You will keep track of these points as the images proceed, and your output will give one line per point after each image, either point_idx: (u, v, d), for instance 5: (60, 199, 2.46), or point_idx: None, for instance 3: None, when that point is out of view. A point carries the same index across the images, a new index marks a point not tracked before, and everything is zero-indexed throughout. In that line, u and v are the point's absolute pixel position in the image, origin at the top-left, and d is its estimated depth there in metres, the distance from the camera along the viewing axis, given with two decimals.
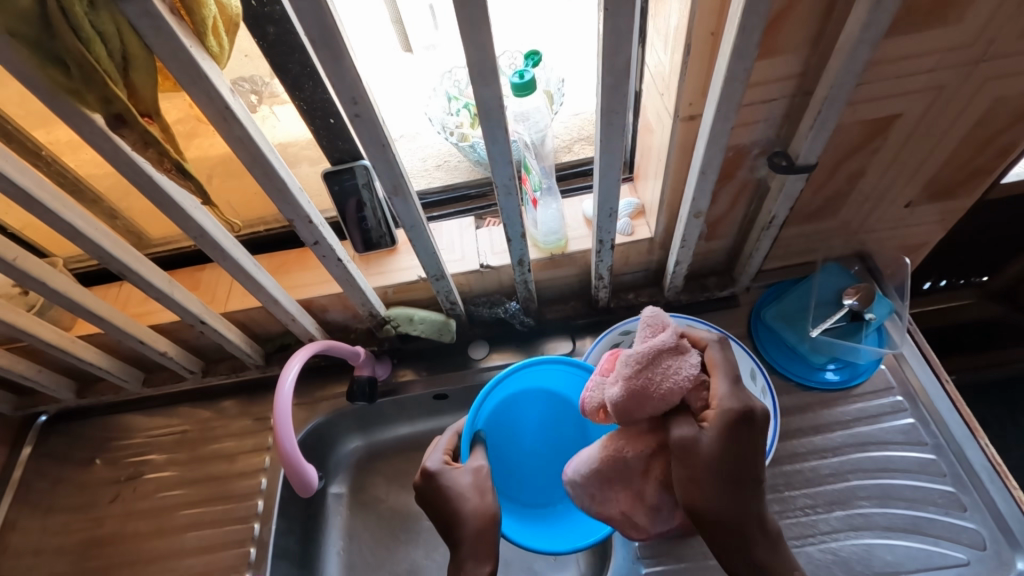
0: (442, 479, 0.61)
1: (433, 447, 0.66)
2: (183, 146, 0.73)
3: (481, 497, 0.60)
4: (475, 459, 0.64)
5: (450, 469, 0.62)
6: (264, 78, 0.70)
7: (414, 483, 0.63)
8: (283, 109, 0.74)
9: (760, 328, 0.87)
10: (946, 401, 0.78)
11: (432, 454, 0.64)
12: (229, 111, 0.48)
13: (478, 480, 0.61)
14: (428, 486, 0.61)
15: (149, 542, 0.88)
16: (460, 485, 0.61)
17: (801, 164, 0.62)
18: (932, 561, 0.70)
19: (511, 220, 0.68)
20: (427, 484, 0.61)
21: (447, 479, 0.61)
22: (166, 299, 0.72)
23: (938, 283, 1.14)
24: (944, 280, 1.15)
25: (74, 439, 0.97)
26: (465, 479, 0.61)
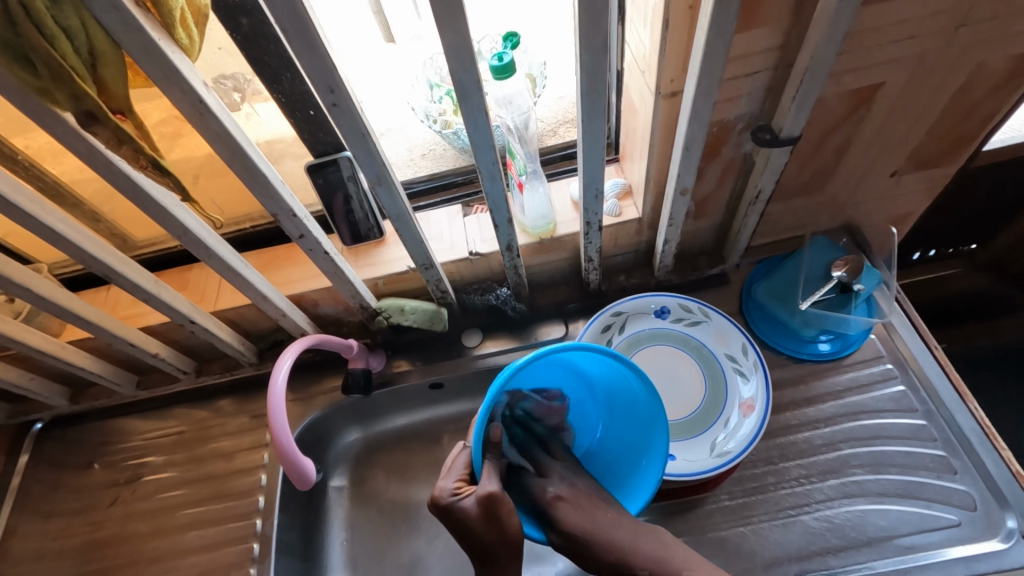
0: (453, 508, 0.60)
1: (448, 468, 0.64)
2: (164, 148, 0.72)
3: (493, 524, 0.59)
4: (484, 484, 0.60)
5: (458, 500, 0.60)
6: (246, 75, 0.69)
7: (427, 502, 0.63)
8: (264, 106, 0.73)
9: (751, 303, 0.88)
10: (935, 367, 0.79)
11: (445, 480, 0.63)
12: (204, 105, 0.47)
13: (486, 508, 0.59)
14: (445, 514, 0.61)
15: (151, 542, 0.88)
16: (471, 512, 0.60)
17: (785, 138, 0.62)
18: (924, 524, 0.70)
19: (497, 206, 0.67)
20: (443, 513, 0.61)
21: (456, 509, 0.60)
22: (154, 300, 0.72)
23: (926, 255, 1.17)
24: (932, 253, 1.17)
25: (71, 445, 0.97)
26: (473, 510, 0.59)
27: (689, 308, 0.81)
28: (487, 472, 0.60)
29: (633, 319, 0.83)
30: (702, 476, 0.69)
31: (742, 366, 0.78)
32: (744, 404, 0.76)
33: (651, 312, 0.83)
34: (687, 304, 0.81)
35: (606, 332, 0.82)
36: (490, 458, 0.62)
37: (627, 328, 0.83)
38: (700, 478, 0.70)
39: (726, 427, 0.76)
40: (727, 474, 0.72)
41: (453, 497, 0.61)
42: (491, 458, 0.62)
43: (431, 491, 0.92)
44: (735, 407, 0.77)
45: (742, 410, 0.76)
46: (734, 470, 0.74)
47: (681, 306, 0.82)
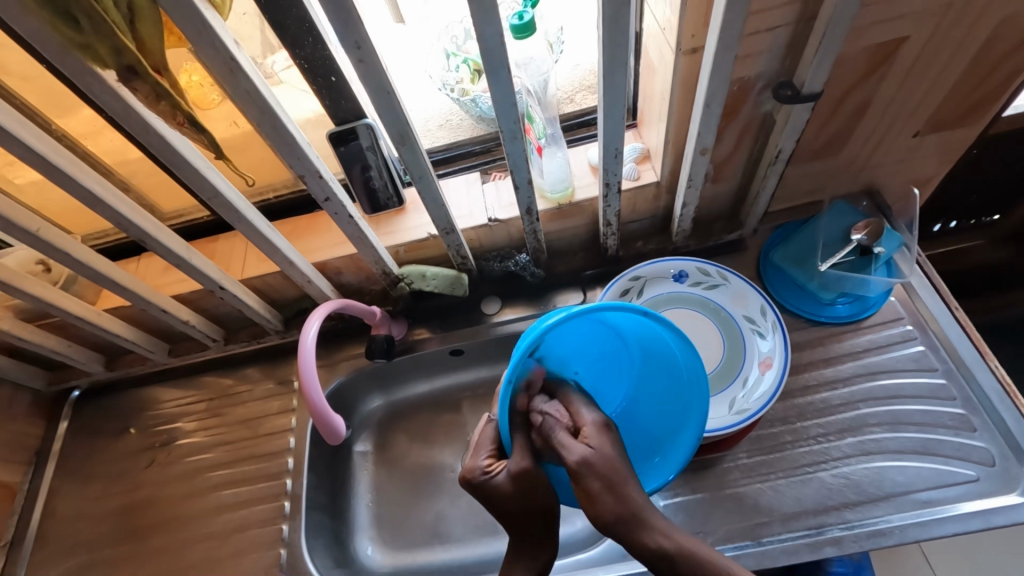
0: (485, 485, 0.58)
1: (476, 445, 0.63)
2: None
3: (529, 499, 0.56)
4: (515, 459, 0.56)
5: (489, 477, 0.58)
6: (259, 57, 0.73)
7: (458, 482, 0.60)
8: (280, 90, 0.77)
9: (769, 268, 0.89)
10: (956, 327, 0.79)
11: (476, 457, 0.61)
12: (236, 63, 0.48)
13: (519, 485, 0.56)
14: (477, 492, 0.59)
15: (187, 501, 0.92)
16: (504, 488, 0.57)
17: (806, 94, 0.62)
18: (942, 479, 0.71)
19: (519, 167, 0.67)
20: (474, 491, 0.59)
21: (489, 487, 0.58)
22: (185, 265, 0.74)
23: (947, 226, 1.17)
24: (954, 224, 1.18)
25: (108, 411, 1.01)
26: (505, 487, 0.56)
27: (707, 271, 0.82)
28: (517, 447, 0.57)
29: (651, 283, 0.84)
30: (723, 432, 0.71)
31: (760, 326, 0.79)
32: (762, 361, 0.77)
33: (670, 276, 0.84)
34: (705, 267, 0.81)
35: (624, 297, 0.83)
36: (519, 430, 0.57)
37: (646, 292, 0.84)
38: (721, 434, 0.72)
39: (744, 386, 0.77)
40: (747, 431, 0.73)
41: (485, 474, 0.58)
42: (520, 432, 0.57)
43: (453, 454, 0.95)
44: (754, 365, 0.78)
45: (761, 367, 0.77)
46: (751, 428, 0.76)
47: (699, 270, 0.82)
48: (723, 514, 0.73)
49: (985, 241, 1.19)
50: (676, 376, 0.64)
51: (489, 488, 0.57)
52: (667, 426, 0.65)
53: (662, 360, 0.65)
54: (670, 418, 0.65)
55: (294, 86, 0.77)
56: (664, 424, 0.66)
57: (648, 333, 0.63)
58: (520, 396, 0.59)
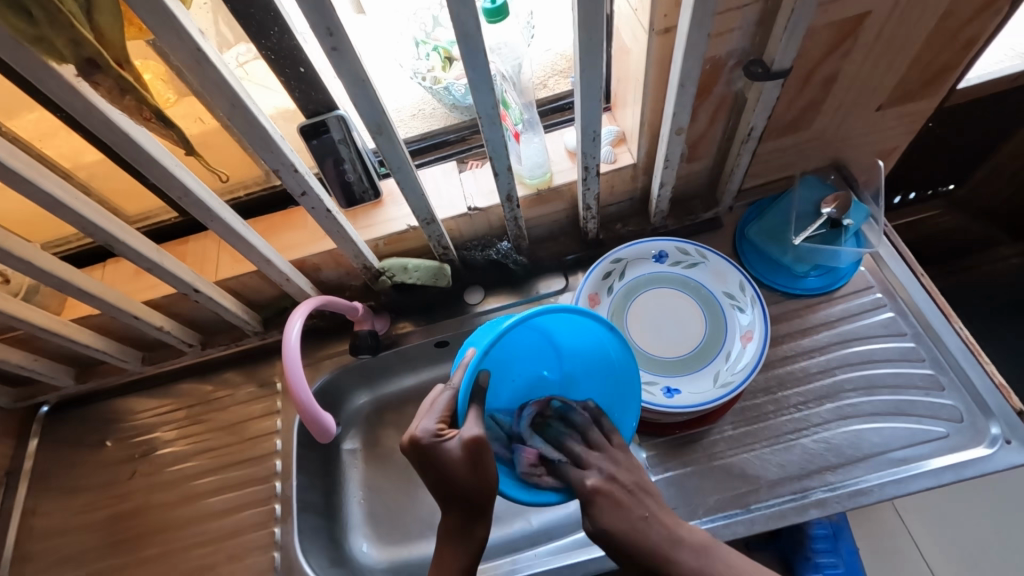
0: (436, 448, 0.56)
1: (426, 407, 0.60)
2: None
3: (476, 468, 0.56)
4: (471, 428, 0.57)
5: (441, 441, 0.56)
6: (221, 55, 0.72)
7: (401, 443, 0.59)
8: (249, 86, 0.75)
9: (744, 245, 0.91)
10: (922, 293, 0.82)
11: (425, 418, 0.58)
12: (202, 53, 0.47)
13: (472, 453, 0.56)
14: (420, 455, 0.57)
15: (172, 512, 0.90)
16: (454, 457, 0.56)
17: (777, 70, 0.64)
18: (915, 437, 0.74)
19: (498, 153, 0.67)
20: (418, 454, 0.57)
21: (439, 451, 0.56)
22: (157, 269, 0.71)
23: (908, 196, 1.26)
24: (914, 194, 1.27)
25: (81, 425, 0.97)
26: (457, 454, 0.56)
27: (686, 250, 0.83)
28: (474, 415, 0.58)
29: (632, 265, 0.85)
30: (709, 405, 0.72)
31: (739, 301, 0.81)
32: (744, 334, 0.79)
33: (650, 257, 0.85)
34: (684, 246, 0.83)
35: (607, 279, 0.84)
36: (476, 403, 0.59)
37: (628, 274, 0.85)
38: (707, 407, 0.74)
39: (727, 359, 0.79)
40: (731, 403, 0.75)
41: (436, 438, 0.56)
42: (475, 405, 0.59)
43: None
44: (736, 339, 0.80)
45: (742, 341, 0.79)
46: (735, 401, 0.78)
47: (679, 249, 0.84)
48: (712, 485, 0.75)
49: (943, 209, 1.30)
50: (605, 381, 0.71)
51: (437, 453, 0.56)
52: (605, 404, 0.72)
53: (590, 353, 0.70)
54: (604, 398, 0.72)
55: (258, 82, 0.75)
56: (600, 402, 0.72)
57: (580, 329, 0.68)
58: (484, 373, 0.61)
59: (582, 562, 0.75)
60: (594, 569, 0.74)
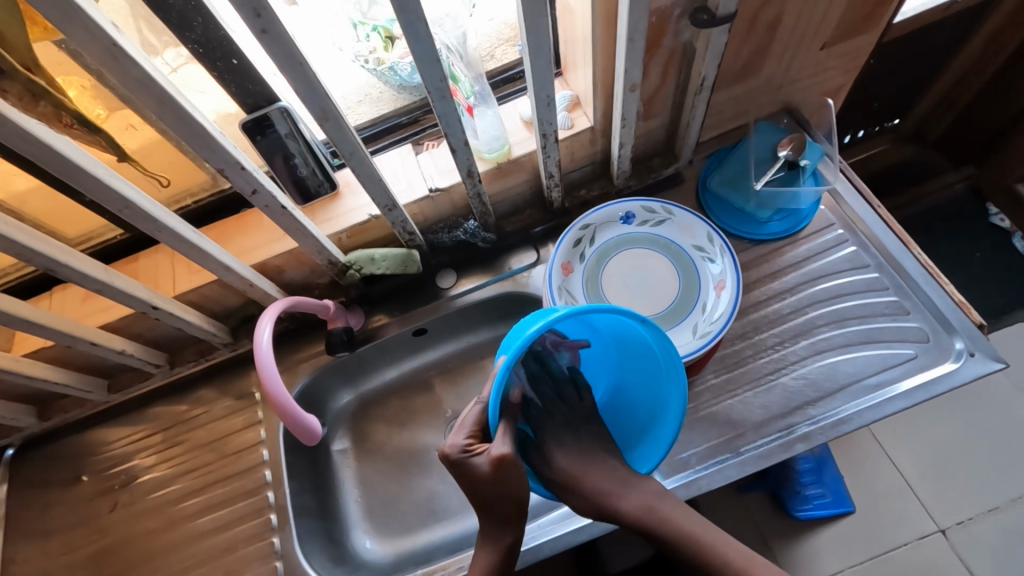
0: (465, 463, 0.60)
1: (460, 421, 0.64)
2: None
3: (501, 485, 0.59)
4: (499, 445, 0.59)
5: (470, 456, 0.60)
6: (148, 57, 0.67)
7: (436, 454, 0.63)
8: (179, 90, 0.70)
9: (708, 197, 0.92)
10: (880, 223, 0.85)
11: (458, 434, 0.62)
12: (119, 48, 0.43)
13: (498, 471, 0.59)
14: (451, 467, 0.61)
15: (163, 537, 0.87)
16: (483, 470, 0.59)
17: (722, 16, 0.63)
18: (887, 362, 0.77)
19: (453, 128, 0.64)
20: (449, 465, 0.61)
21: (468, 466, 0.60)
22: (108, 289, 0.67)
23: (857, 135, 1.29)
24: (862, 133, 1.30)
25: (52, 463, 0.93)
26: (484, 470, 0.58)
27: (652, 209, 0.84)
28: (500, 432, 0.60)
29: (601, 229, 0.85)
30: (690, 358, 0.73)
31: (709, 253, 0.82)
32: (717, 284, 0.80)
33: (618, 219, 0.85)
34: (650, 205, 0.83)
35: (578, 247, 0.84)
36: (504, 419, 0.61)
37: (598, 239, 0.85)
38: (689, 360, 0.75)
39: (704, 311, 0.81)
40: (711, 352, 0.76)
41: (464, 456, 0.60)
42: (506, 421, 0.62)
43: (435, 434, 0.96)
44: (709, 290, 0.81)
45: (716, 291, 0.80)
46: (716, 350, 0.80)
47: (645, 208, 0.84)
48: (701, 434, 0.77)
49: (889, 143, 1.34)
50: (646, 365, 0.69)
51: (468, 467, 0.60)
52: (650, 404, 0.69)
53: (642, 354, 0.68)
54: (647, 406, 0.69)
55: (190, 88, 0.70)
56: (645, 410, 0.70)
57: (628, 327, 0.67)
58: (513, 391, 0.64)
59: (587, 527, 0.75)
60: (598, 532, 0.75)
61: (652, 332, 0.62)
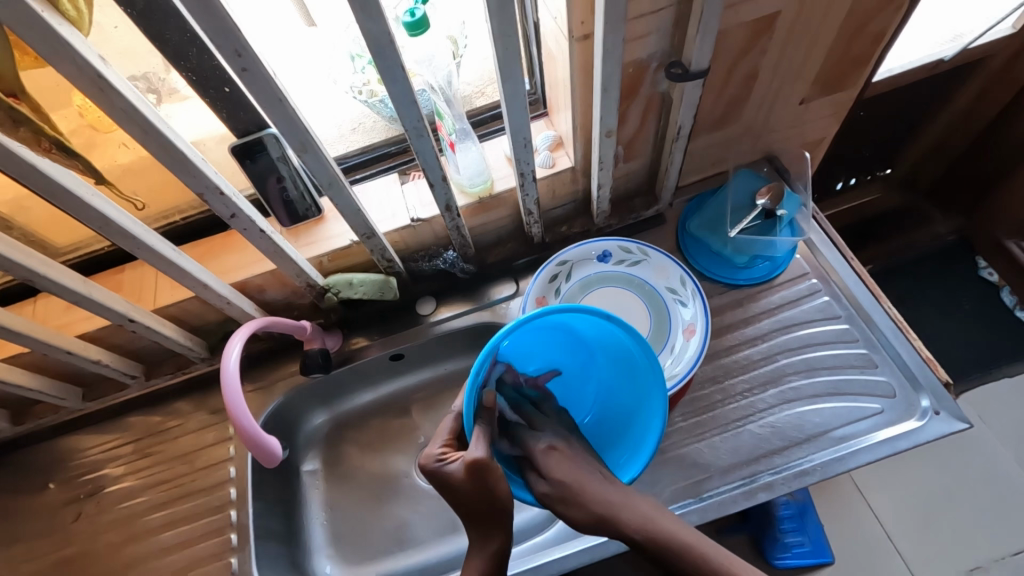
0: (440, 470, 0.61)
1: (438, 432, 0.66)
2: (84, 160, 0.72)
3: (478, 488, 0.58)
4: (472, 449, 0.59)
5: (443, 464, 0.61)
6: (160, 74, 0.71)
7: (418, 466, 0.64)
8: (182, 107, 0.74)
9: (686, 239, 0.94)
10: (852, 276, 0.86)
11: (433, 443, 0.64)
12: (104, 80, 0.45)
13: (472, 475, 0.58)
14: (429, 476, 0.62)
15: (124, 551, 0.86)
16: (457, 476, 0.59)
17: (694, 71, 0.66)
18: (853, 415, 0.77)
19: (431, 165, 0.66)
20: (427, 475, 0.63)
21: (443, 473, 0.61)
22: (85, 301, 0.69)
23: (849, 182, 1.32)
24: (855, 179, 1.32)
25: (22, 468, 0.93)
26: (458, 477, 0.58)
27: (628, 249, 0.85)
28: (476, 437, 0.59)
29: (578, 266, 0.86)
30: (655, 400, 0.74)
31: (681, 295, 0.83)
32: (687, 328, 0.81)
33: (595, 257, 0.86)
34: (626, 245, 0.84)
35: (553, 282, 0.85)
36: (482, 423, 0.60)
37: (574, 275, 0.87)
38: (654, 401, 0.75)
39: (673, 353, 0.81)
40: (677, 394, 0.76)
41: (437, 463, 0.61)
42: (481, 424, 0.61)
43: (407, 460, 0.96)
44: (680, 332, 0.82)
45: (686, 334, 0.81)
46: (684, 393, 0.80)
47: (621, 248, 0.85)
48: (666, 476, 0.76)
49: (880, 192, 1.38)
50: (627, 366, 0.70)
51: (443, 475, 0.60)
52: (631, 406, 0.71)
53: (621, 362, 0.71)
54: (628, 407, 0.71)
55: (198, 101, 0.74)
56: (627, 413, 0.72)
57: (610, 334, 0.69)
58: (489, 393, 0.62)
59: (544, 565, 0.75)
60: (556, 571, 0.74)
61: (634, 340, 0.64)
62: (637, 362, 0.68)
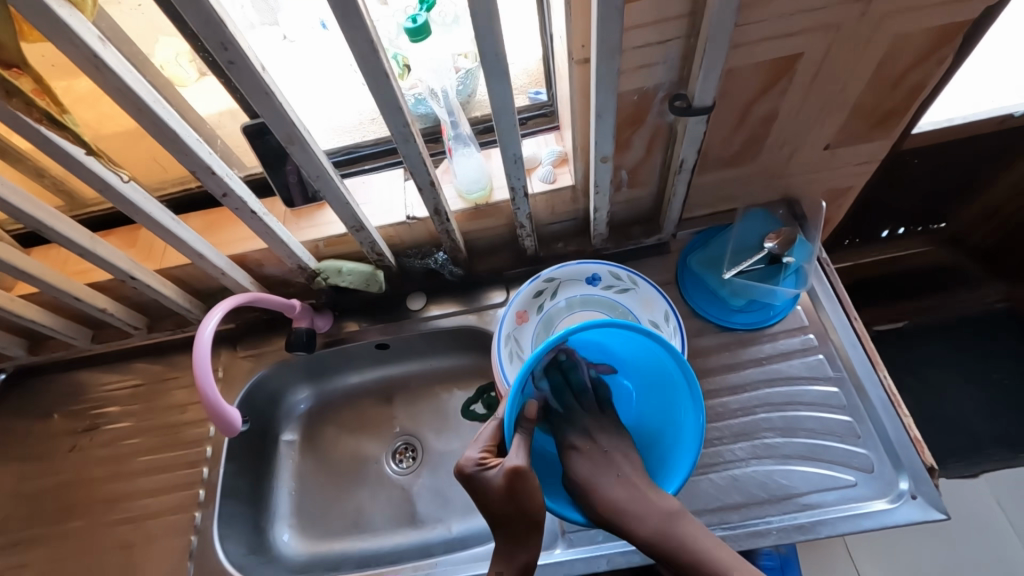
0: (479, 479, 0.61)
1: (476, 438, 0.65)
2: (109, 123, 0.77)
3: (520, 496, 0.59)
4: (514, 458, 0.60)
5: (483, 470, 0.61)
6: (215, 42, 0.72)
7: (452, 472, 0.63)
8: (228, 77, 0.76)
9: (686, 273, 0.91)
10: (852, 337, 0.81)
11: (472, 449, 0.64)
12: (99, 59, 0.48)
13: (514, 483, 0.59)
14: (466, 482, 0.62)
15: (106, 487, 0.93)
16: (497, 484, 0.60)
17: (697, 107, 0.63)
18: (824, 483, 0.74)
19: (417, 169, 0.67)
20: (464, 481, 0.62)
21: (482, 481, 0.61)
22: (90, 255, 0.73)
23: (897, 231, 1.23)
24: (903, 229, 1.23)
25: (33, 395, 1.01)
26: (499, 484, 0.59)
27: (618, 275, 0.84)
28: (517, 445, 0.61)
29: (565, 285, 0.86)
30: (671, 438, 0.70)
31: (662, 331, 0.82)
32: None
33: (584, 279, 0.85)
34: (616, 271, 0.83)
35: (538, 297, 0.85)
36: (521, 433, 0.63)
37: (559, 294, 0.86)
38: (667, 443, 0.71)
39: None
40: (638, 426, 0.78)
41: (477, 470, 0.61)
42: (521, 432, 0.63)
43: (378, 447, 0.98)
44: None
45: None
46: None
47: (612, 274, 0.84)
48: None
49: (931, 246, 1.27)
50: (664, 381, 0.72)
51: (482, 482, 0.60)
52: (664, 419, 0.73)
53: (656, 382, 0.73)
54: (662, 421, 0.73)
55: None
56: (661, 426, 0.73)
57: (648, 350, 0.71)
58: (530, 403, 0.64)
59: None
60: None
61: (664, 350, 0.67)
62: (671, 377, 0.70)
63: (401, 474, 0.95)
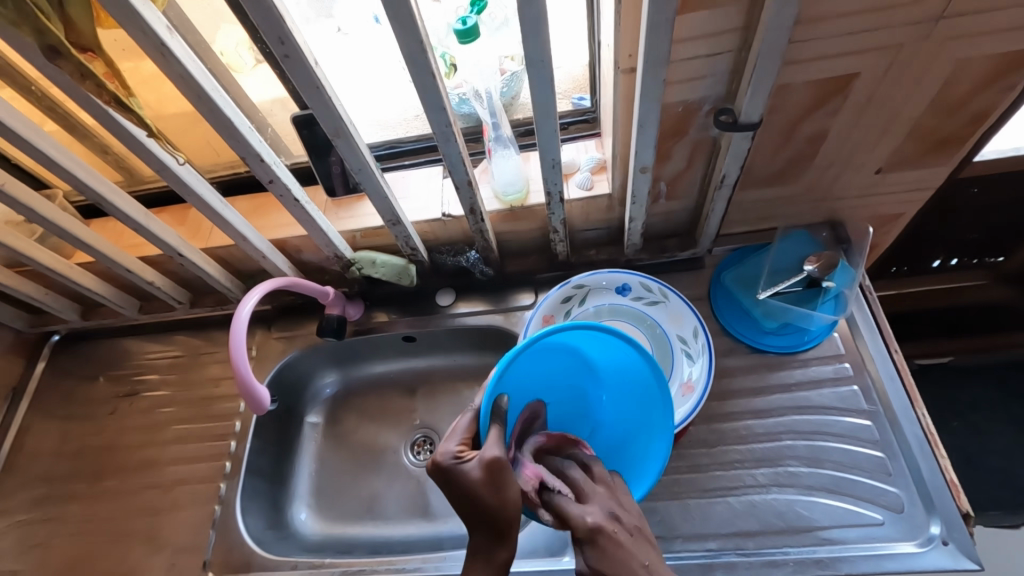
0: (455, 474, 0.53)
1: (450, 431, 0.58)
2: (170, 106, 0.82)
3: (499, 490, 0.52)
4: (491, 448, 0.53)
5: (459, 463, 0.53)
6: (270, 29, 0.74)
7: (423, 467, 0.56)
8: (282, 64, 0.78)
9: (719, 289, 0.89)
10: (890, 370, 0.78)
11: (448, 442, 0.56)
12: (166, 48, 0.51)
13: (492, 474, 0.52)
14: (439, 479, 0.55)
15: (140, 451, 0.98)
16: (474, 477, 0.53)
17: (743, 122, 0.62)
18: (847, 519, 0.71)
19: (456, 168, 0.68)
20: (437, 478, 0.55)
21: (459, 474, 0.53)
22: (143, 230, 0.77)
23: (949, 262, 1.17)
24: (955, 261, 1.17)
25: (83, 357, 1.08)
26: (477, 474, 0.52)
27: (649, 287, 0.83)
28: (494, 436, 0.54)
29: (594, 293, 0.85)
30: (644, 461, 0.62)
31: (690, 348, 0.81)
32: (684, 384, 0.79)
33: (614, 288, 0.85)
34: (648, 283, 0.82)
35: (566, 304, 0.85)
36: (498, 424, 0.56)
37: (588, 302, 0.86)
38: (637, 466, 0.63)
39: None
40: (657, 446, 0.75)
41: (454, 461, 0.54)
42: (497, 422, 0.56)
43: (397, 437, 0.99)
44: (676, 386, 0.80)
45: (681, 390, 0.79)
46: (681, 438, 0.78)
47: (642, 285, 0.83)
48: None
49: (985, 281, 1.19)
50: (636, 392, 0.66)
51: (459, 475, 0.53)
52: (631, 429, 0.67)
53: (630, 396, 0.67)
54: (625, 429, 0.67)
55: None
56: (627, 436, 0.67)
57: (621, 359, 0.65)
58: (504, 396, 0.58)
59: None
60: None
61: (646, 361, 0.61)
62: (651, 393, 0.64)
63: (417, 465, 0.96)
